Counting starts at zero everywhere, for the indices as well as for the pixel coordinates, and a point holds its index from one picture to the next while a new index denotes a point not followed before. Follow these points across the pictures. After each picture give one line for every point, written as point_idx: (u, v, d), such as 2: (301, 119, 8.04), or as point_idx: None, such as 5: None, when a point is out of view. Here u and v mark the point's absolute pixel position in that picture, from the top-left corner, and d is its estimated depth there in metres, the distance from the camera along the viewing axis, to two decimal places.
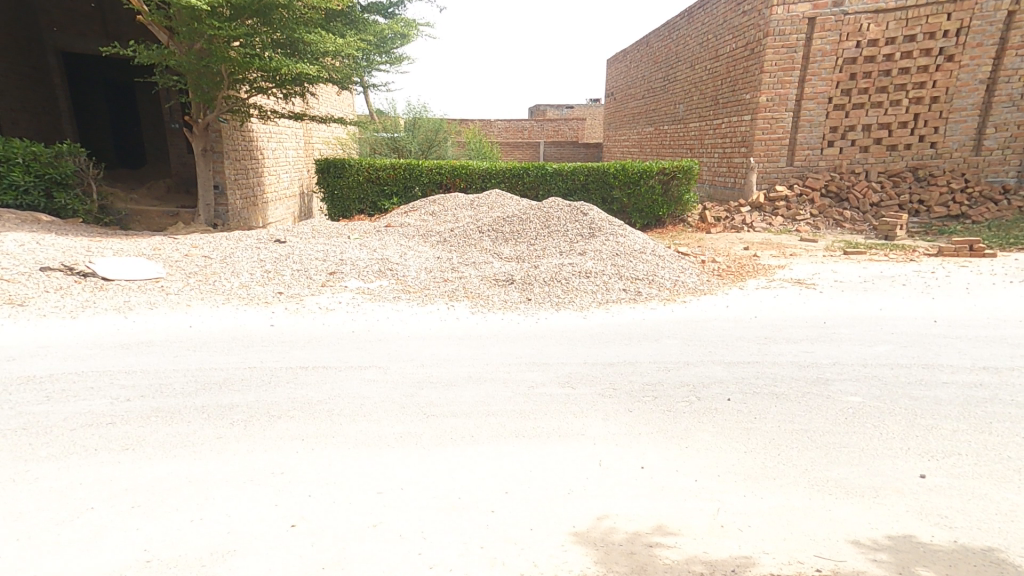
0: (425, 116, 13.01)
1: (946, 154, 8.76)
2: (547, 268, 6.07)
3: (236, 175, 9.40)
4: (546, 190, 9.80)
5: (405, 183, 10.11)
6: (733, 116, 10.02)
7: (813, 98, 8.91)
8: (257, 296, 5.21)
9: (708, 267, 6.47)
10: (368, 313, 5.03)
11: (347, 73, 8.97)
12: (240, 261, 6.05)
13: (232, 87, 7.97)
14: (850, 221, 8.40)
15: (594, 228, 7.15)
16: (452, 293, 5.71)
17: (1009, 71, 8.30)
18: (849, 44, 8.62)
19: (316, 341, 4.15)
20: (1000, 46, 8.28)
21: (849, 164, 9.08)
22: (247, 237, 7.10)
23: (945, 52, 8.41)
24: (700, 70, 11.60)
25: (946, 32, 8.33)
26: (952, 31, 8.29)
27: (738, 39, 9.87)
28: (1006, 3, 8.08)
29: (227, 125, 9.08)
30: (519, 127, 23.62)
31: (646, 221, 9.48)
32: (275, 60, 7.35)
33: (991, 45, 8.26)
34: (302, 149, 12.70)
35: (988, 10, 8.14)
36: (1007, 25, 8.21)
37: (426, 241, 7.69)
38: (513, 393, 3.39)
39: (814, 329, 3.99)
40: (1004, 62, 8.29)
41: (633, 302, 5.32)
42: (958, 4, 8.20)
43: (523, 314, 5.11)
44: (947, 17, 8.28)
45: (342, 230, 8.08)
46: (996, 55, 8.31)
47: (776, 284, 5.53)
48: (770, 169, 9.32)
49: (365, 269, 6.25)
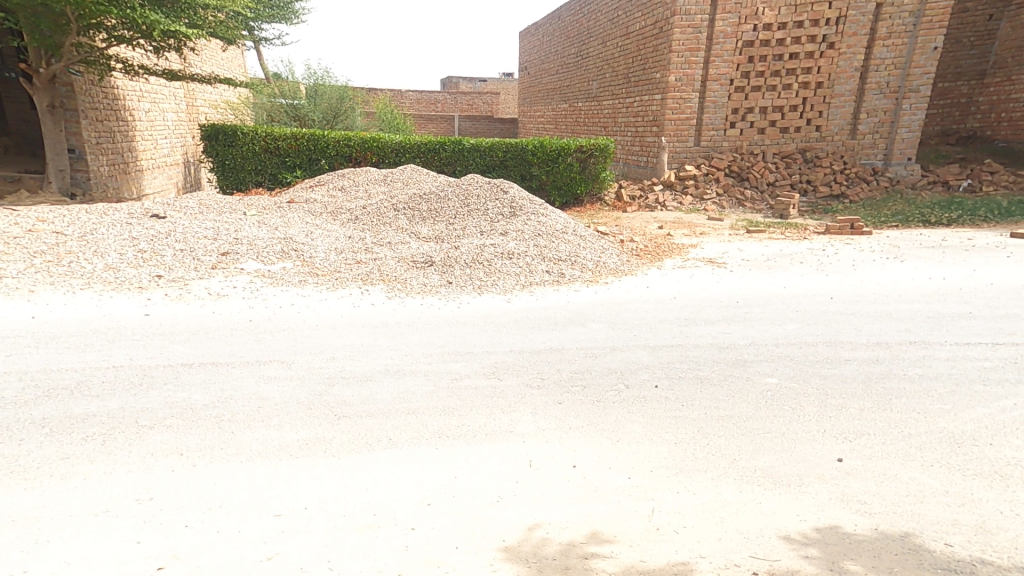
0: (327, 82, 11.93)
1: (829, 136, 9.56)
2: (468, 250, 5.80)
3: (97, 137, 8.02)
4: (463, 166, 9.44)
5: (309, 155, 9.23)
6: (644, 95, 10.22)
7: (716, 79, 9.29)
8: (128, 280, 4.43)
9: (627, 246, 6.57)
10: (268, 300, 4.47)
11: (232, 31, 7.94)
12: (105, 238, 5.13)
13: (82, 34, 6.72)
14: (750, 201, 8.96)
15: (515, 207, 6.95)
16: (366, 277, 5.26)
17: (878, 61, 9.19)
18: (747, 27, 9.03)
19: (201, 332, 3.58)
20: (870, 37, 9.11)
21: (749, 145, 9.63)
22: (115, 211, 6.06)
23: (827, 39, 9.09)
24: (611, 47, 11.68)
25: (828, 20, 9.00)
26: (832, 20, 9.00)
27: (647, 16, 10.01)
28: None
29: (80, 79, 7.68)
30: (432, 99, 22.70)
31: (565, 199, 9.47)
32: (140, 11, 6.26)
33: (864, 35, 9.07)
34: (183, 112, 11.16)
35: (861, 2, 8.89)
36: (875, 17, 9.02)
37: (335, 220, 7.07)
38: (436, 387, 3.13)
39: (729, 309, 4.13)
40: (873, 51, 9.14)
41: (557, 284, 5.25)
42: None
43: (443, 298, 4.84)
44: (828, 6, 8.93)
45: (236, 205, 7.19)
46: (867, 44, 9.14)
47: (690, 265, 5.71)
48: (679, 148, 9.65)
49: (265, 250, 5.59)
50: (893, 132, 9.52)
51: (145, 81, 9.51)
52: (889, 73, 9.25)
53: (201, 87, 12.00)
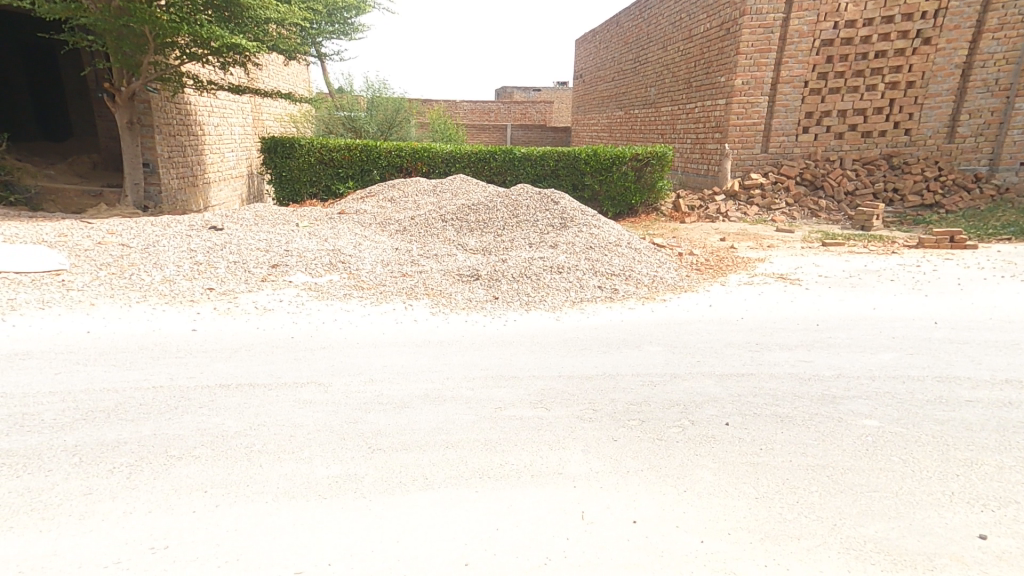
0: (383, 94, 12.16)
1: (920, 141, 8.67)
2: (515, 263, 5.56)
3: (169, 152, 8.45)
4: (514, 176, 9.26)
5: (362, 167, 9.35)
6: (707, 100, 9.69)
7: (789, 81, 8.63)
8: (182, 293, 4.50)
9: (686, 260, 6.12)
10: (312, 315, 4.41)
11: (293, 44, 8.14)
12: (166, 251, 5.29)
13: (158, 53, 7.05)
14: (825, 211, 8.20)
15: (566, 218, 6.66)
16: (410, 290, 5.13)
17: (985, 55, 8.23)
18: (827, 24, 8.34)
19: (243, 350, 3.52)
20: (977, 29, 8.18)
21: (824, 151, 8.88)
22: (177, 223, 6.27)
23: (922, 34, 8.24)
24: (672, 51, 11.22)
25: (924, 13, 8.16)
26: (930, 13, 8.15)
27: (712, 18, 9.50)
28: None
29: (157, 96, 8.11)
30: (485, 109, 22.86)
31: (618, 209, 9.07)
32: (207, 27, 6.48)
33: (968, 28, 8.15)
34: (249, 126, 11.70)
35: None
36: (983, 7, 8.11)
37: (384, 231, 7.05)
38: (477, 417, 2.88)
39: (807, 333, 3.64)
40: (980, 45, 8.19)
41: (610, 301, 4.90)
42: None
43: (489, 315, 4.61)
44: None
45: (289, 217, 7.32)
46: (972, 38, 8.21)
47: (759, 281, 5.20)
48: (744, 155, 9.04)
49: (313, 262, 5.60)
50: (1002, 133, 8.48)
51: (215, 97, 10.01)
52: (999, 68, 8.27)
53: (267, 103, 12.66)
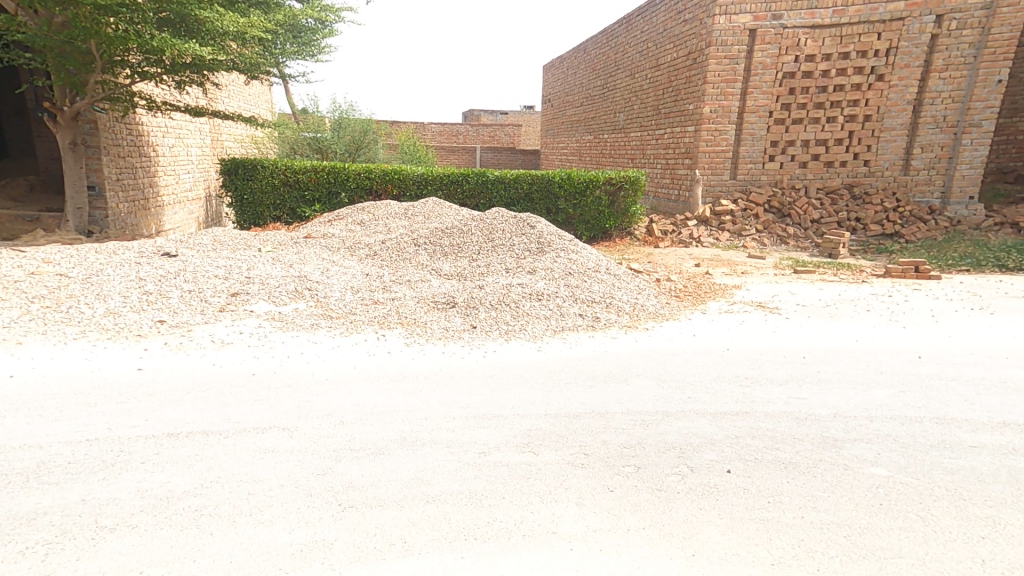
0: (351, 115, 11.94)
1: (878, 172, 9.04)
2: (493, 290, 5.36)
3: (118, 174, 7.95)
4: (487, 200, 9.14)
5: (329, 188, 9.04)
6: (676, 127, 9.91)
7: (754, 111, 8.91)
8: (128, 327, 4.10)
9: (664, 286, 6.08)
10: (275, 349, 4.07)
11: (254, 62, 7.85)
12: (111, 280, 4.86)
13: (107, 71, 6.64)
14: (793, 237, 8.39)
15: (543, 243, 6.54)
16: (383, 319, 4.86)
17: (933, 94, 8.68)
18: (788, 57, 8.67)
19: (195, 391, 3.18)
20: (925, 69, 8.63)
21: (790, 179, 9.15)
22: (126, 249, 5.83)
23: (876, 71, 8.64)
24: (640, 79, 11.47)
25: (877, 51, 8.56)
26: (882, 51, 8.54)
27: (679, 48, 9.77)
28: (930, 26, 8.41)
29: (104, 116, 7.64)
30: (454, 130, 22.91)
31: (592, 234, 9.05)
32: (160, 39, 6.12)
33: (918, 67, 8.59)
34: (208, 146, 11.22)
35: (914, 32, 8.44)
36: (931, 48, 8.57)
37: (353, 255, 6.76)
38: (460, 465, 2.63)
39: (795, 367, 3.57)
40: (928, 84, 8.65)
41: (592, 330, 4.76)
42: (887, 25, 8.45)
43: (467, 346, 4.39)
44: (877, 36, 8.50)
45: (251, 241, 6.94)
46: (921, 77, 8.67)
47: (738, 308, 5.19)
48: (714, 182, 9.24)
49: (277, 290, 5.26)
50: (951, 168, 8.90)
51: (170, 117, 9.56)
52: (946, 107, 8.71)
53: (227, 123, 12.22)
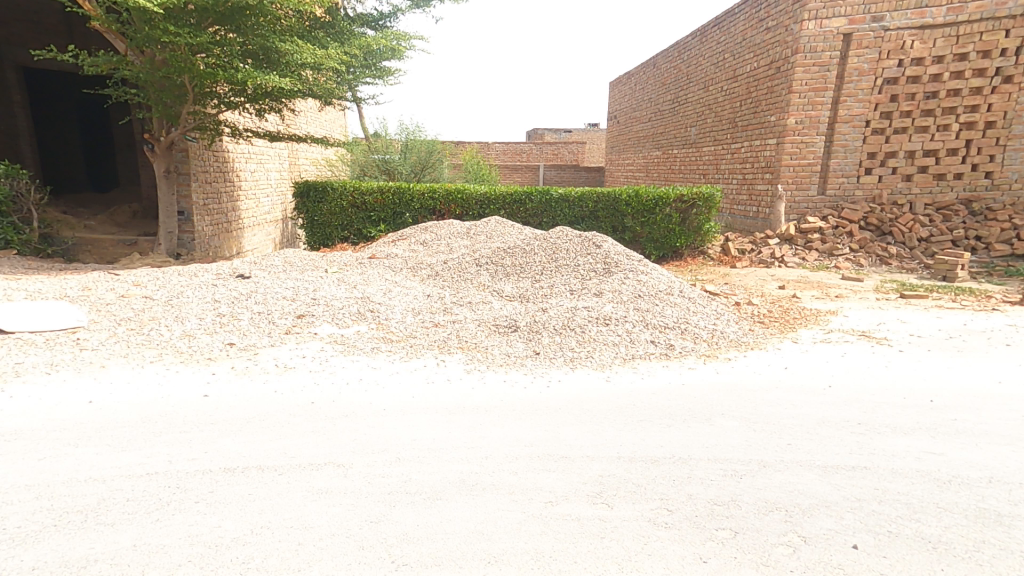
0: (417, 135, 12.23)
1: (1005, 185, 7.94)
2: (556, 314, 5.08)
3: (205, 198, 8.50)
4: (550, 219, 8.92)
5: (394, 209, 9.20)
6: (755, 140, 9.30)
7: (848, 121, 8.15)
8: (200, 350, 4.20)
9: (744, 311, 5.54)
10: (334, 375, 4.00)
11: (328, 87, 8.18)
12: (189, 303, 5.06)
13: (199, 102, 7.12)
14: (896, 257, 7.50)
15: (610, 263, 6.19)
16: (442, 343, 4.70)
17: None
18: (890, 62, 7.88)
19: (255, 420, 3.13)
20: None
21: (890, 194, 8.28)
22: (205, 272, 6.11)
23: (1003, 72, 7.63)
24: (714, 91, 10.93)
25: (1005, 50, 7.54)
26: (1012, 49, 7.53)
27: (760, 57, 9.21)
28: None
29: (195, 144, 8.20)
30: (517, 149, 23.12)
31: (661, 253, 8.57)
32: (243, 72, 6.48)
33: None
34: (285, 170, 11.89)
35: None
36: None
37: (415, 275, 6.75)
38: (524, 517, 2.34)
39: (921, 413, 3.00)
40: None
41: (666, 359, 4.34)
42: (1018, 20, 7.42)
43: (529, 373, 4.12)
44: (1005, 34, 7.50)
45: (318, 262, 7.12)
46: None
47: (837, 338, 4.57)
48: (799, 198, 8.54)
49: (341, 312, 5.28)
50: None
51: (253, 144, 10.21)
52: None
53: (304, 147, 12.94)
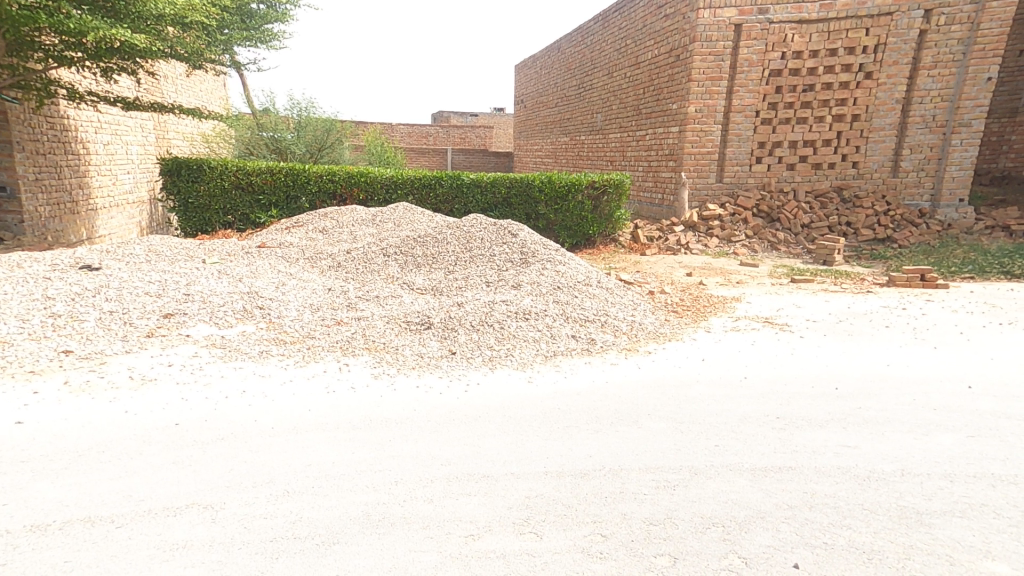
0: (313, 112, 11.10)
1: (867, 174, 8.81)
2: (473, 309, 4.72)
3: (36, 172, 7.02)
4: (462, 205, 8.51)
5: (287, 192, 8.25)
6: (659, 127, 9.55)
7: (741, 110, 8.59)
8: (19, 359, 3.39)
9: (658, 300, 5.59)
10: (210, 387, 3.32)
11: (199, 49, 7.09)
12: (8, 300, 4.13)
13: (14, 51, 5.86)
14: (784, 243, 8.09)
15: (527, 252, 5.95)
16: (346, 344, 4.16)
17: (921, 92, 8.46)
18: (775, 54, 8.37)
19: (88, 453, 2.46)
20: (913, 66, 8.41)
21: (777, 182, 8.86)
22: (33, 265, 5.01)
23: (864, 68, 8.40)
24: (618, 77, 11.08)
25: (865, 47, 8.31)
26: (870, 47, 8.31)
27: (660, 44, 9.41)
28: (918, 22, 8.16)
29: (17, 107, 6.69)
30: (423, 132, 22.26)
31: (575, 240, 8.51)
32: (75, 19, 5.33)
33: (906, 64, 8.35)
34: (151, 145, 10.33)
35: (903, 28, 8.20)
36: (919, 44, 8.33)
37: (313, 267, 6.04)
38: (442, 559, 1.98)
39: (831, 403, 3.06)
40: (916, 82, 8.43)
41: (588, 355, 4.18)
42: (875, 20, 8.20)
43: (445, 376, 3.75)
44: (865, 32, 8.25)
45: (194, 251, 6.13)
46: (909, 74, 8.43)
47: (745, 326, 4.71)
48: (700, 185, 8.89)
49: (221, 309, 4.52)
50: (940, 169, 8.72)
51: (104, 112, 8.67)
52: (935, 105, 8.50)
53: (174, 119, 11.34)
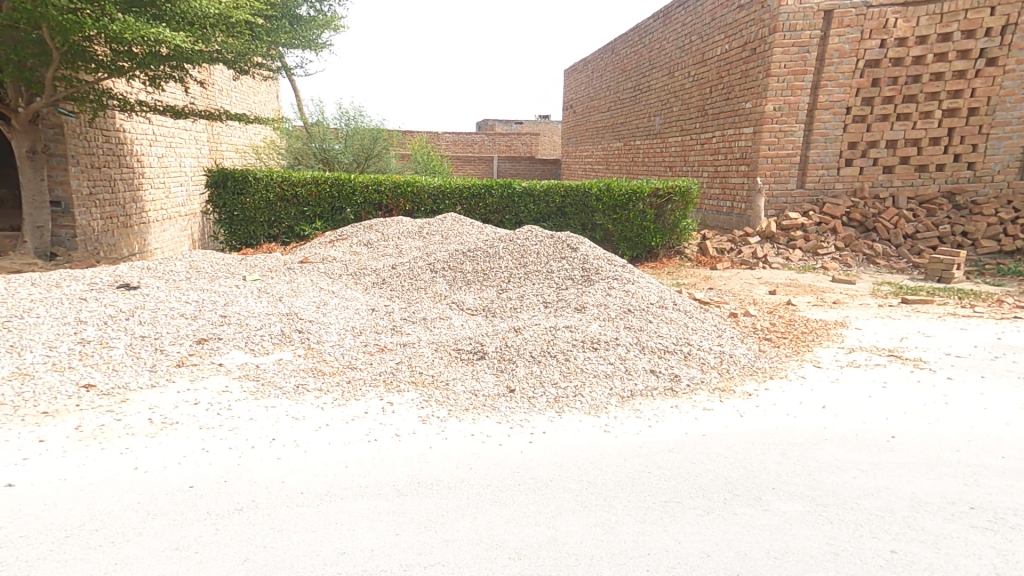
0: (361, 121, 10.91)
1: (985, 177, 7.66)
2: (533, 336, 4.09)
3: (91, 186, 7.00)
4: (512, 215, 7.96)
5: (331, 204, 7.96)
6: (729, 129, 8.71)
7: (829, 107, 7.65)
8: (36, 400, 3.02)
9: (744, 323, 4.80)
10: (236, 433, 2.83)
11: (243, 51, 6.96)
12: (38, 326, 3.86)
13: (68, 64, 5.77)
14: (884, 256, 7.09)
15: (589, 269, 5.30)
16: (389, 377, 3.62)
17: None
18: (872, 42, 7.41)
19: (75, 535, 2.01)
20: None
21: (872, 187, 7.85)
22: (72, 284, 4.81)
23: (985, 54, 7.29)
24: (681, 77, 10.30)
25: (987, 30, 7.22)
26: (995, 29, 7.21)
27: (732, 38, 8.60)
28: None
29: (72, 121, 6.69)
30: (470, 141, 22.03)
31: (635, 253, 7.79)
32: (120, 23, 5.15)
33: None
34: (204, 157, 10.42)
35: None
36: None
37: (357, 284, 5.62)
38: None
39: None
40: None
41: (673, 397, 3.46)
42: None
43: (506, 421, 3.13)
44: (988, 13, 7.16)
45: (235, 267, 5.85)
46: None
47: (866, 360, 3.86)
48: (778, 192, 7.99)
49: (258, 333, 4.11)
50: None
51: (159, 124, 8.73)
52: None
53: (226, 130, 11.50)
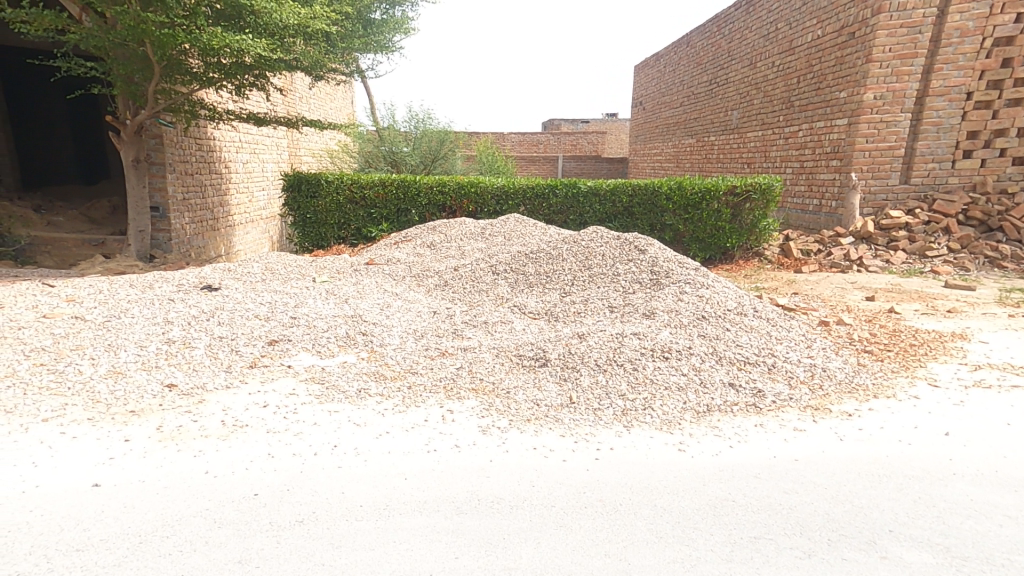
0: (428, 124, 11.09)
1: None
2: (598, 344, 3.85)
3: (184, 192, 7.56)
4: (577, 215, 7.72)
5: (397, 206, 8.11)
6: (818, 120, 7.98)
7: (943, 93, 6.78)
8: (126, 397, 3.20)
9: (835, 332, 4.29)
10: (300, 439, 2.84)
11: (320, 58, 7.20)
12: (132, 324, 4.14)
13: (168, 78, 6.21)
14: (1009, 258, 6.20)
15: (659, 272, 4.98)
16: (449, 383, 3.53)
17: None
18: (1004, 18, 6.52)
19: (149, 541, 2.05)
20: None
21: (998, 181, 6.97)
22: (163, 284, 5.16)
23: None
24: (764, 67, 9.59)
25: None
26: None
27: (826, 23, 7.85)
28: None
29: (172, 130, 7.24)
30: (534, 140, 21.95)
31: (708, 254, 7.32)
32: (213, 36, 5.46)
33: None
34: (284, 161, 11.02)
35: None
36: None
37: (420, 285, 5.64)
38: None
39: None
40: None
41: (756, 416, 3.10)
42: None
43: (572, 435, 2.93)
44: None
45: (306, 268, 6.07)
46: None
47: (999, 382, 3.29)
48: (876, 187, 7.20)
49: (324, 335, 4.17)
50: None
51: (244, 132, 9.31)
52: None
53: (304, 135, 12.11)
